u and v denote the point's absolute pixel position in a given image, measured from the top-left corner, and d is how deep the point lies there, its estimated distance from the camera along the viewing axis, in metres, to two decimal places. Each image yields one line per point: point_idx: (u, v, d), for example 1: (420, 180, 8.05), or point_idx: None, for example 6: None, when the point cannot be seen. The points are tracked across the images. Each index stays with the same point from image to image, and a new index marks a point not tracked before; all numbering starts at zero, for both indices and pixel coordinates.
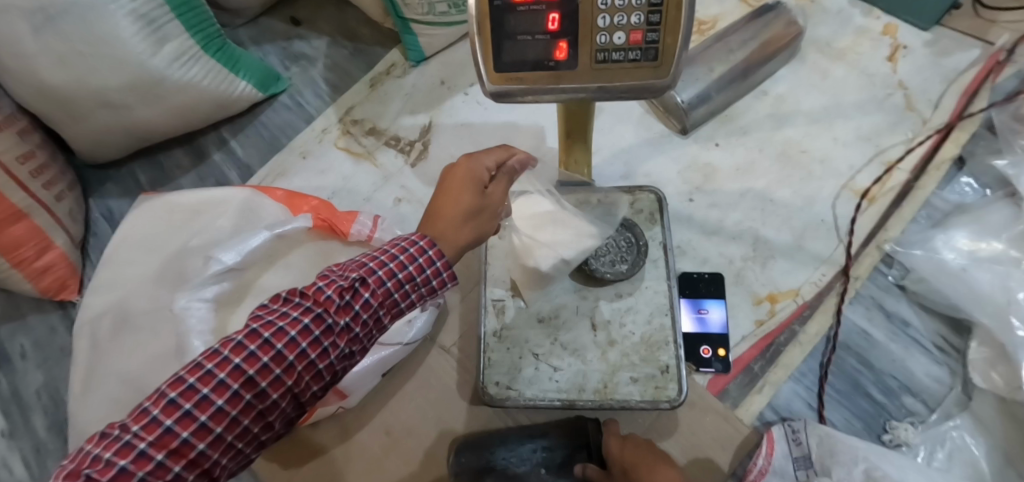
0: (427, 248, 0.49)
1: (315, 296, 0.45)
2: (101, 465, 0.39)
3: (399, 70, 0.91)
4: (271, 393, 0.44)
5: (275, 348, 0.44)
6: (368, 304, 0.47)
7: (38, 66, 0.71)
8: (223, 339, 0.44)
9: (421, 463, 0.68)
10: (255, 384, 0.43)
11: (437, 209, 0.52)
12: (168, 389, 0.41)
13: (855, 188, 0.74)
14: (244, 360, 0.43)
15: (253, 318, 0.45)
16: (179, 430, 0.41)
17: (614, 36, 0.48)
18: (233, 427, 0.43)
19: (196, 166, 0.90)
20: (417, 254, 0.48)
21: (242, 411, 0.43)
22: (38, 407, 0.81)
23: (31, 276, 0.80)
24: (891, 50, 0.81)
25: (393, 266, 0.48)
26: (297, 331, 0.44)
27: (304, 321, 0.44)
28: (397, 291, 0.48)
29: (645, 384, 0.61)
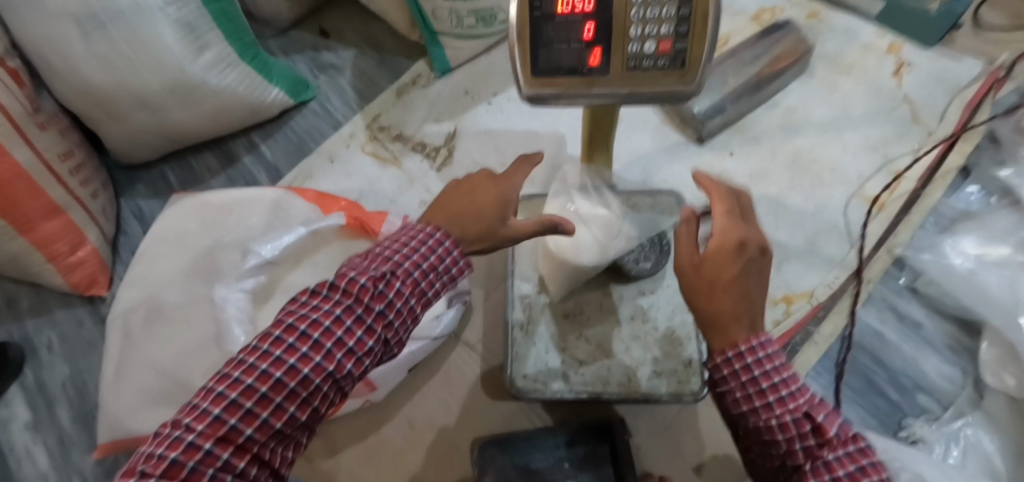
0: (445, 241, 0.50)
1: (347, 286, 0.45)
2: (154, 460, 0.39)
3: (424, 80, 0.95)
4: (313, 379, 0.43)
5: (312, 339, 0.44)
6: (401, 293, 0.47)
7: (82, 69, 0.75)
8: (260, 334, 0.44)
9: (444, 459, 0.69)
10: (297, 371, 0.43)
11: (454, 209, 0.53)
12: (215, 384, 0.42)
13: (865, 195, 0.77)
14: (284, 352, 0.43)
15: (288, 312, 0.45)
16: (227, 417, 0.41)
17: (645, 45, 0.51)
18: (279, 414, 0.43)
19: (226, 168, 0.93)
20: (437, 246, 0.50)
21: (287, 397, 0.43)
22: (63, 400, 0.82)
23: (64, 269, 0.82)
24: (895, 66, 0.84)
25: (417, 257, 0.48)
26: (331, 321, 0.44)
27: (337, 311, 0.44)
28: (424, 280, 0.49)
29: (669, 378, 0.63)
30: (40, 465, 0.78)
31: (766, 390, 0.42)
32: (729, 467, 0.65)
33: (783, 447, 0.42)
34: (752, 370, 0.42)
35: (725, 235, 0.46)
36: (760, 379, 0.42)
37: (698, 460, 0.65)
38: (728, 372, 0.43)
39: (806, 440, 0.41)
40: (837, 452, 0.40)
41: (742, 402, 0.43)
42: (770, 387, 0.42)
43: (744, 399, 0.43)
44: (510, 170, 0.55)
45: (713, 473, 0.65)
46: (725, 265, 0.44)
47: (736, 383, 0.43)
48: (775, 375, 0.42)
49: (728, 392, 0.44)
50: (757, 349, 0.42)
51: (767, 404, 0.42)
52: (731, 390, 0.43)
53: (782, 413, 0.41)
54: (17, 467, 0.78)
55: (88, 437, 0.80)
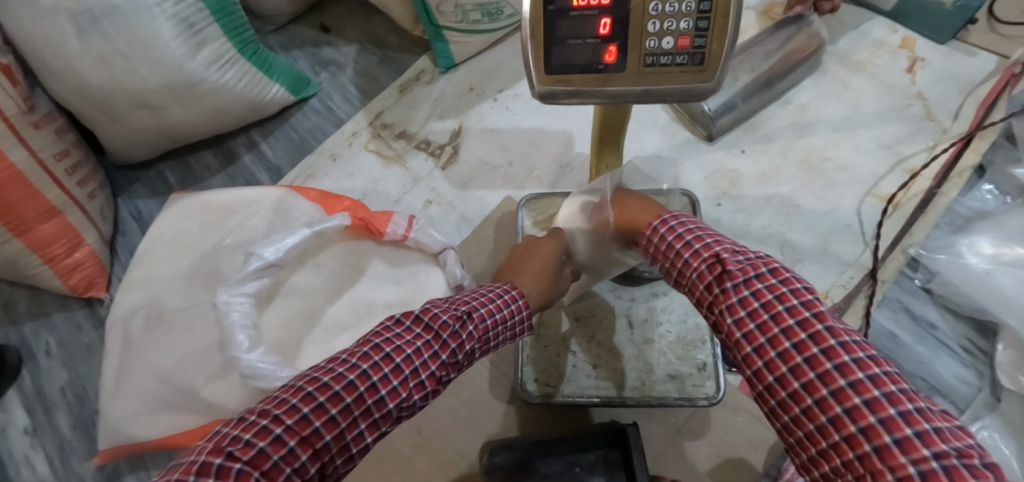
0: (518, 298, 0.52)
1: (429, 321, 0.46)
2: (242, 445, 0.36)
3: (428, 76, 0.93)
4: (387, 402, 0.42)
5: (393, 361, 0.43)
6: (473, 335, 0.48)
7: (78, 66, 0.73)
8: (347, 350, 0.43)
9: (454, 464, 0.68)
10: (376, 389, 0.41)
11: (520, 269, 0.57)
12: (305, 384, 0.40)
13: (879, 194, 0.76)
14: (370, 367, 0.42)
15: (374, 333, 0.45)
16: (311, 416, 0.39)
17: (663, 41, 0.50)
18: (353, 429, 0.40)
19: (226, 168, 0.92)
20: (510, 301, 0.52)
21: (363, 412, 0.41)
22: (62, 405, 0.81)
23: (62, 272, 0.81)
24: (909, 62, 0.83)
25: (491, 306, 0.50)
26: (413, 349, 0.44)
27: (419, 341, 0.44)
28: (494, 329, 0.50)
29: (683, 382, 0.61)
30: (39, 471, 0.77)
31: (683, 251, 0.47)
32: (744, 471, 0.64)
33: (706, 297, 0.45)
34: (672, 238, 0.48)
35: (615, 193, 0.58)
36: (678, 244, 0.47)
37: (713, 464, 0.65)
38: (655, 248, 0.50)
39: (717, 283, 0.44)
40: (750, 285, 0.42)
41: (672, 273, 0.48)
42: (685, 245, 0.47)
43: (670, 267, 0.48)
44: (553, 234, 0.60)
45: (727, 477, 0.64)
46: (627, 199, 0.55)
47: (664, 255, 0.49)
48: (689, 236, 0.47)
49: (663, 268, 0.49)
50: (669, 221, 0.49)
51: (684, 263, 0.47)
52: (663, 265, 0.49)
53: (694, 264, 0.45)
54: (16, 473, 0.77)
55: (89, 443, 0.78)
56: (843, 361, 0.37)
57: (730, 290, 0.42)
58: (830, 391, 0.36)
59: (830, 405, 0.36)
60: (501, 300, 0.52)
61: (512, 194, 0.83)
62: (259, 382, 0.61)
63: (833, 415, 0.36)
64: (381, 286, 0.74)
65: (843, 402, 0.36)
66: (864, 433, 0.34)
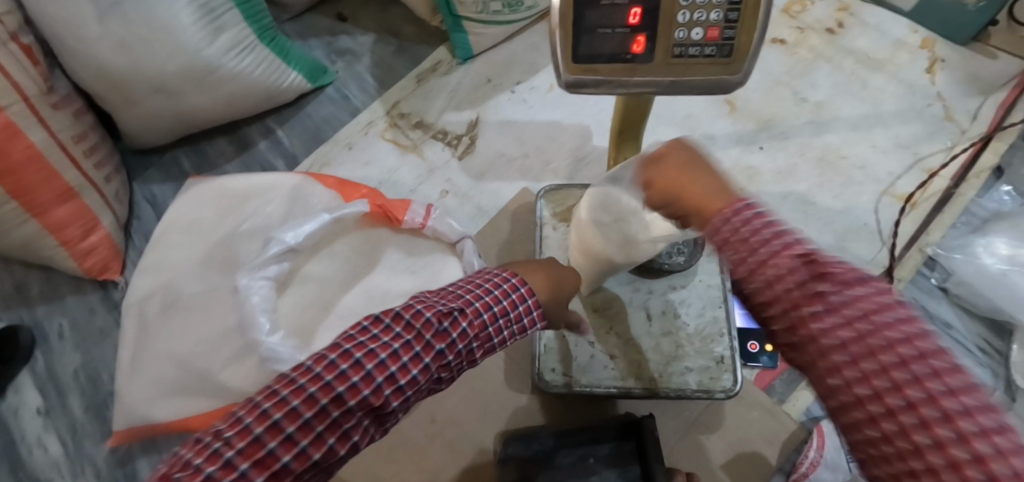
0: (521, 288, 0.45)
1: (411, 319, 0.40)
2: (190, 470, 0.35)
3: (445, 67, 0.93)
4: (357, 413, 0.38)
5: (364, 369, 0.38)
6: (465, 334, 0.42)
7: (98, 50, 0.73)
8: (316, 354, 0.39)
9: (468, 452, 0.68)
10: (343, 402, 0.37)
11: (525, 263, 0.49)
12: (262, 400, 0.37)
13: (897, 193, 0.76)
14: (335, 378, 0.37)
15: (345, 337, 0.40)
16: (262, 435, 0.35)
17: (693, 32, 0.49)
18: (318, 444, 0.37)
19: (241, 154, 0.92)
20: (512, 290, 0.45)
21: (327, 427, 0.37)
22: (75, 387, 0.81)
23: (77, 255, 0.81)
24: (928, 63, 0.83)
25: (489, 298, 0.43)
26: (388, 354, 0.39)
27: (394, 345, 0.39)
28: (493, 326, 0.43)
29: (700, 374, 0.62)
30: (52, 453, 0.77)
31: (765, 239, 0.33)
32: (758, 465, 0.64)
33: (785, 301, 0.33)
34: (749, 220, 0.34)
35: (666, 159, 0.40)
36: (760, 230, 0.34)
37: (726, 458, 0.65)
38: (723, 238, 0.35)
39: (809, 284, 0.32)
40: (846, 288, 0.32)
41: (739, 266, 0.35)
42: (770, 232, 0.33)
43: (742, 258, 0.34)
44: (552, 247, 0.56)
45: (742, 472, 0.64)
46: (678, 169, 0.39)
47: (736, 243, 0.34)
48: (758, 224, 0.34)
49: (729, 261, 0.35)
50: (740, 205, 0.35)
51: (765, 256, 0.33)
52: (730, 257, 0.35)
53: (777, 259, 0.33)
54: (29, 455, 0.77)
55: (101, 426, 0.78)
56: (934, 389, 0.28)
57: (825, 293, 0.32)
58: (936, 411, 0.28)
59: (931, 426, 0.28)
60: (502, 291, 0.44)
61: (528, 186, 0.83)
62: (277, 365, 0.61)
63: (934, 437, 0.28)
64: (395, 277, 0.74)
65: (949, 425, 0.28)
66: (973, 458, 0.27)
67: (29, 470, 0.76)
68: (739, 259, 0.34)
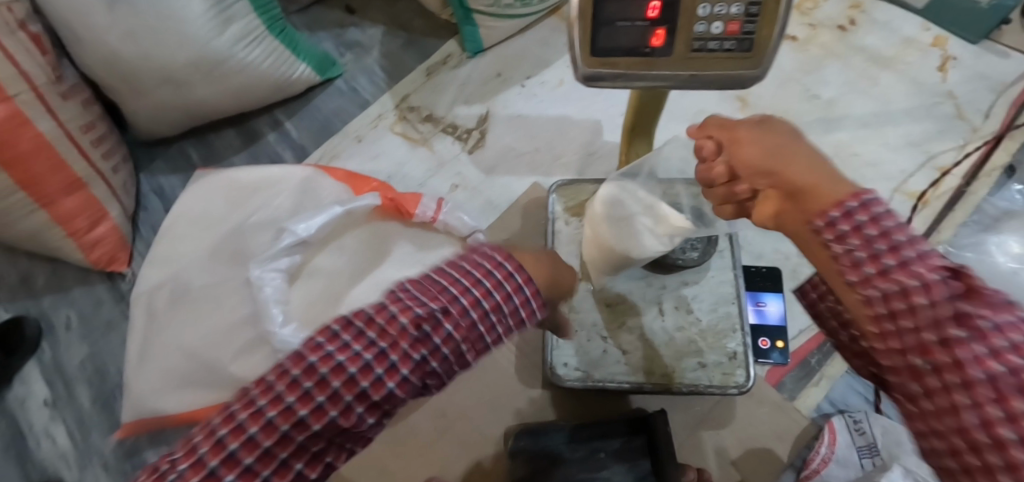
0: (518, 275, 0.37)
1: (379, 327, 0.33)
2: None
3: (455, 60, 0.92)
4: (313, 447, 0.32)
5: (316, 400, 0.31)
6: (450, 340, 0.34)
7: (107, 39, 0.72)
8: (265, 377, 0.33)
9: (478, 446, 0.68)
10: (292, 440, 0.31)
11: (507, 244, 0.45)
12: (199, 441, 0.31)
13: (909, 191, 0.76)
14: (280, 414, 0.31)
15: (296, 354, 0.33)
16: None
17: (713, 26, 0.49)
18: None
19: (249, 146, 0.91)
20: (506, 279, 0.36)
21: (276, 470, 0.32)
22: (81, 379, 0.80)
23: (85, 246, 0.80)
24: (940, 61, 0.83)
25: (478, 292, 0.35)
26: (345, 379, 0.31)
27: (353, 367, 0.32)
28: (484, 326, 0.35)
29: (713, 370, 0.62)
30: (59, 444, 0.77)
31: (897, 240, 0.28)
32: (769, 461, 0.64)
33: (915, 315, 0.27)
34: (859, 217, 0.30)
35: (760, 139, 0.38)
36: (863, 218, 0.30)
37: (736, 454, 0.65)
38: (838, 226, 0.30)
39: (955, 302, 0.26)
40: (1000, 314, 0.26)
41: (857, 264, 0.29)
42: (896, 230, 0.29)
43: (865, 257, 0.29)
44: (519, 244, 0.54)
45: (752, 468, 0.64)
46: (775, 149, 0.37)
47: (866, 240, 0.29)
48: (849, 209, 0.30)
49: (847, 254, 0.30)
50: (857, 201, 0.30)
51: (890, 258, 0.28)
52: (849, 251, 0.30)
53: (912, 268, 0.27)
54: (36, 446, 0.77)
55: (109, 418, 0.78)
56: None
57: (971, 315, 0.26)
58: None
59: None
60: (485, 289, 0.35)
61: (539, 180, 0.82)
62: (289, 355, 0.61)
63: None
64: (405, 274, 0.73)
65: None
66: None
67: (37, 461, 0.76)
68: (864, 258, 0.29)
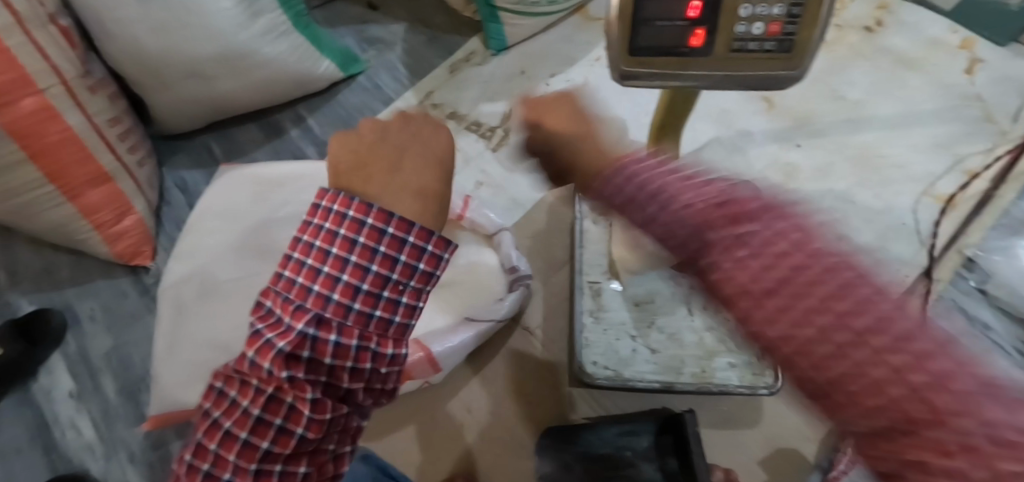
0: (396, 219, 0.37)
1: (292, 295, 0.37)
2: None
3: (478, 57, 0.92)
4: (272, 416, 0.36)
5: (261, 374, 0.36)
6: (364, 294, 0.37)
7: (136, 33, 0.73)
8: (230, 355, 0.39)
9: (504, 443, 0.68)
10: (252, 412, 0.36)
11: (363, 174, 0.38)
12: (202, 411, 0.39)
13: (937, 195, 0.76)
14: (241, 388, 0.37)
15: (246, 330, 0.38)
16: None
17: (753, 26, 0.49)
18: (248, 455, 0.36)
19: (272, 141, 0.91)
20: (387, 225, 0.37)
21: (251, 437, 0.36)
22: (107, 370, 0.81)
23: (110, 239, 0.81)
24: (968, 63, 0.83)
25: (369, 244, 0.36)
26: (272, 358, 0.35)
27: (277, 344, 0.35)
28: (391, 273, 0.37)
29: (744, 370, 0.62)
30: (85, 435, 0.77)
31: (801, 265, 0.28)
32: (797, 464, 0.64)
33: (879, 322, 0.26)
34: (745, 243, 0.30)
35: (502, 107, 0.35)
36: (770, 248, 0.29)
37: (763, 454, 0.65)
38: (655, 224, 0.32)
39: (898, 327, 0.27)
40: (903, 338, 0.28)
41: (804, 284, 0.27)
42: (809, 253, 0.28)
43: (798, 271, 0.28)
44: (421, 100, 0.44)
45: (780, 469, 0.64)
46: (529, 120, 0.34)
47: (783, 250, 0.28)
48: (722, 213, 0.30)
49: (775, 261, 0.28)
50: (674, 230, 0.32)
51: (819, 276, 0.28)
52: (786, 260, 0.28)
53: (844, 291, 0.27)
54: (62, 437, 0.77)
55: (135, 410, 0.78)
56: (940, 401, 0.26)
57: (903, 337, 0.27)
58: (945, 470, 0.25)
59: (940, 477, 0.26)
60: (362, 241, 0.36)
61: None
62: None
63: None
64: (437, 313, 0.71)
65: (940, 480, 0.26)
66: None
67: (62, 452, 0.77)
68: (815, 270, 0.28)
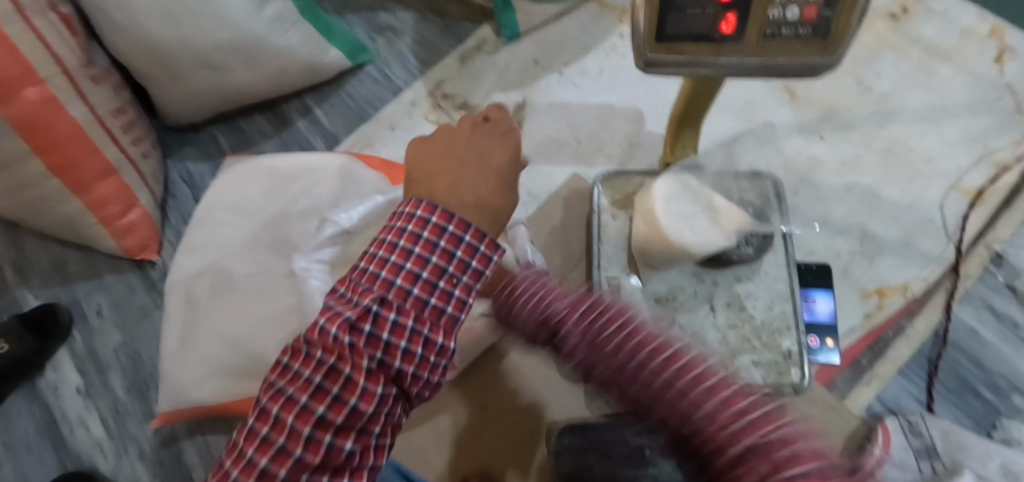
0: (455, 215, 0.38)
1: (360, 279, 0.38)
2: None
3: (491, 47, 0.90)
4: (327, 391, 0.35)
5: (322, 349, 0.35)
6: (424, 280, 0.37)
7: (144, 23, 0.70)
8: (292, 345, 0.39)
9: (520, 442, 0.67)
10: (308, 387, 0.35)
11: (432, 175, 0.42)
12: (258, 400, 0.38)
13: (966, 188, 0.73)
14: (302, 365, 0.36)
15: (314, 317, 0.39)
16: (276, 471, 0.34)
17: (788, 11, 0.46)
18: (296, 438, 0.34)
19: (280, 132, 0.89)
20: (445, 220, 0.38)
21: (301, 416, 0.34)
22: (115, 367, 0.79)
23: (116, 233, 0.79)
24: (997, 52, 0.80)
25: (431, 235, 0.38)
26: (336, 327, 0.35)
27: (343, 315, 0.35)
28: (449, 263, 0.38)
29: (768, 369, 0.60)
30: (93, 433, 0.76)
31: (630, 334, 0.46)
32: None
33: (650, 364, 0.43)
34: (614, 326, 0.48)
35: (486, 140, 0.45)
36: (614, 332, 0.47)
37: None
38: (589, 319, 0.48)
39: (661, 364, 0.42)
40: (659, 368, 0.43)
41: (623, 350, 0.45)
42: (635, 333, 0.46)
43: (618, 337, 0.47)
44: (495, 108, 0.49)
45: None
46: (492, 157, 0.44)
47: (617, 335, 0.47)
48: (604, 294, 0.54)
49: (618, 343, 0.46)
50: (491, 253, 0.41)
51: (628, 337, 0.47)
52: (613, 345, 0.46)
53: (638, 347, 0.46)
54: (70, 434, 0.76)
55: (144, 406, 0.77)
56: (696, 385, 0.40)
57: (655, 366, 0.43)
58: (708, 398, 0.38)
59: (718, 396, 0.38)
60: (426, 233, 0.38)
61: (582, 172, 0.80)
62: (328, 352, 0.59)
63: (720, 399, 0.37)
64: None
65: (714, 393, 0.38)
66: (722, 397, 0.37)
67: (70, 450, 0.75)
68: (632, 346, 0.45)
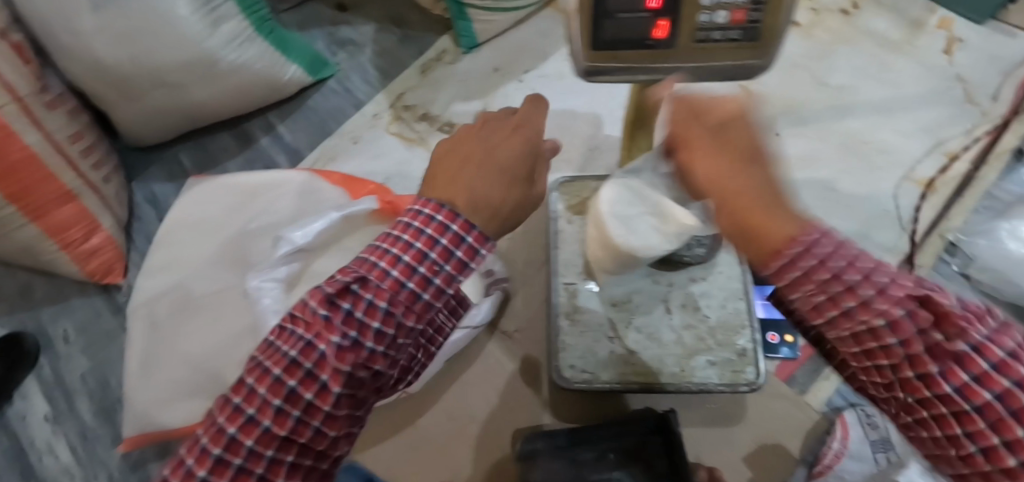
0: (444, 207, 0.38)
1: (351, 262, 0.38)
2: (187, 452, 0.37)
3: (450, 56, 0.91)
4: (299, 366, 0.36)
5: (302, 324, 0.37)
6: (404, 265, 0.37)
7: (94, 44, 0.70)
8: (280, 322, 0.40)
9: (487, 449, 0.67)
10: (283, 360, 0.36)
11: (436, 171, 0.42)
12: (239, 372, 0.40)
13: (918, 179, 0.74)
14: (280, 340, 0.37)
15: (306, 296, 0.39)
16: (244, 439, 0.36)
17: (716, 15, 0.47)
18: (265, 409, 0.36)
19: (243, 150, 0.90)
20: (435, 211, 0.38)
21: (271, 387, 0.36)
22: (83, 392, 0.79)
23: (79, 258, 0.79)
24: (946, 43, 0.82)
25: (418, 224, 0.38)
26: (317, 304, 0.36)
27: (324, 292, 0.37)
28: (432, 250, 0.37)
29: (723, 368, 0.61)
30: (62, 459, 0.76)
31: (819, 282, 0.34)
32: (782, 458, 0.63)
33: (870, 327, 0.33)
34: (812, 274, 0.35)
35: (506, 134, 0.43)
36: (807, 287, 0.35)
37: (749, 450, 0.64)
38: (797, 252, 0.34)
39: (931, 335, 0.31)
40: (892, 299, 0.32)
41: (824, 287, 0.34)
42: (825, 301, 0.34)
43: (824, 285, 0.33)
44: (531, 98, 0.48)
45: (766, 462, 0.63)
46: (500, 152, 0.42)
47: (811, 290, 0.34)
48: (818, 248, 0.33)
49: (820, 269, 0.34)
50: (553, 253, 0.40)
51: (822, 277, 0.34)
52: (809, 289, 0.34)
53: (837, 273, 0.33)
54: (39, 461, 0.76)
55: (113, 430, 0.77)
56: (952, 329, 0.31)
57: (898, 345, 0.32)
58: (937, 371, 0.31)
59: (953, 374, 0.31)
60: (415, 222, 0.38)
61: None
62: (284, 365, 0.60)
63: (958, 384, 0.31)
64: None
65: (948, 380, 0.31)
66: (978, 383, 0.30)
67: (39, 477, 0.75)
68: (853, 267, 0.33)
